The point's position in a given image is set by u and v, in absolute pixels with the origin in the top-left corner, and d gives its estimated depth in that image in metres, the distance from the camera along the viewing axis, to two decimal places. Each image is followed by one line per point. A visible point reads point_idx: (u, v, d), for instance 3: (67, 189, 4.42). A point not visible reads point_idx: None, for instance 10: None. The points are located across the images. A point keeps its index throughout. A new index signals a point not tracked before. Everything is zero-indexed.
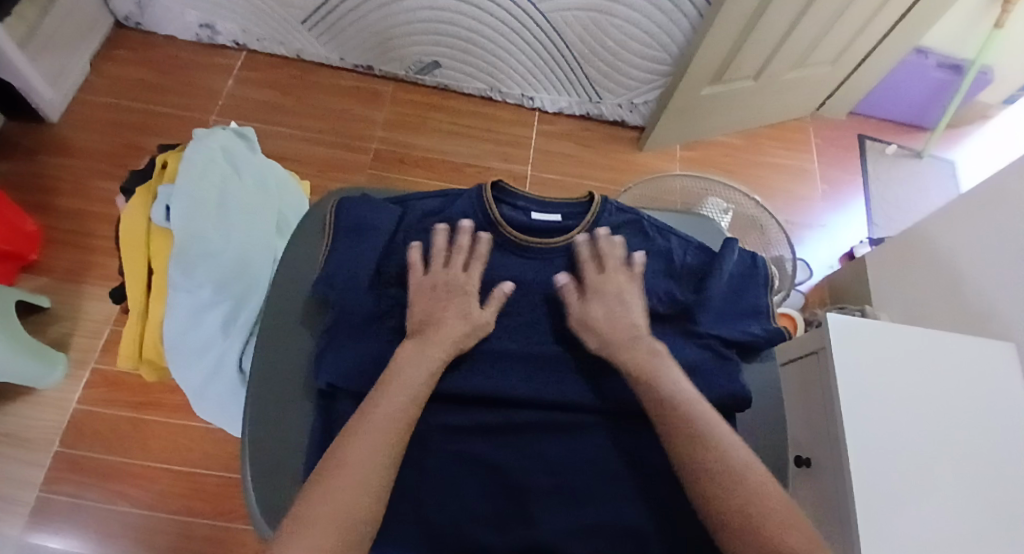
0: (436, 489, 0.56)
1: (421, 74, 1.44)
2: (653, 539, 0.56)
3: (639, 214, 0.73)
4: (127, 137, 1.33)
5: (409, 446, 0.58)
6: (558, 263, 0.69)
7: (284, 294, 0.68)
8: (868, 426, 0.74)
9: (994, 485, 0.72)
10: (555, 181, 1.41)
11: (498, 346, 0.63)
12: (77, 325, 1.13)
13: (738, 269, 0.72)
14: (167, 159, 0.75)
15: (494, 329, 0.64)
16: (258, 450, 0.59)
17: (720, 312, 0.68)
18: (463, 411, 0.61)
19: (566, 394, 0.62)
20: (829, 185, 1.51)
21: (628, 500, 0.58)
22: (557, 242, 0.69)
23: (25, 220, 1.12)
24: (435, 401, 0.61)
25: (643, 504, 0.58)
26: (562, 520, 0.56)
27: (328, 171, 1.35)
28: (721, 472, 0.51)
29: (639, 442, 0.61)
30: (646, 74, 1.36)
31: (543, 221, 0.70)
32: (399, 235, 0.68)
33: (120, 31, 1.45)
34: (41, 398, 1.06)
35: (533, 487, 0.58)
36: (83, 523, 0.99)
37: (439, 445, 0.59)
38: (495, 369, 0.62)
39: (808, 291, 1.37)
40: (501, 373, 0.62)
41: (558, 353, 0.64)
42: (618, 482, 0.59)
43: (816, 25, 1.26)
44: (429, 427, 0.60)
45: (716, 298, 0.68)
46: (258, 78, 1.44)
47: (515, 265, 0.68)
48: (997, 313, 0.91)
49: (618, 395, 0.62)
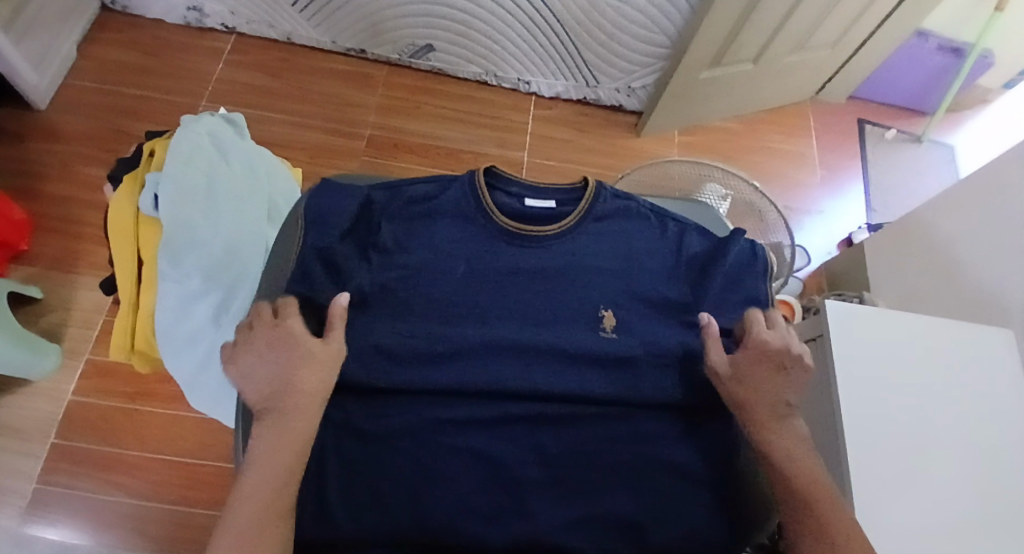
0: (433, 482, 0.56)
1: (415, 58, 1.42)
2: (647, 528, 0.58)
3: (635, 200, 0.70)
4: (115, 123, 1.30)
5: (400, 440, 0.57)
6: (551, 253, 0.66)
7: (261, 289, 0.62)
8: (867, 415, 0.74)
9: (990, 472, 0.72)
10: (551, 168, 1.39)
11: (490, 337, 0.62)
12: (68, 315, 1.12)
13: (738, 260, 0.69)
14: (154, 145, 0.73)
15: (486, 321, 0.63)
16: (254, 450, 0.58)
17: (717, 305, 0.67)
18: (453, 404, 0.60)
19: (561, 385, 0.61)
20: (828, 170, 1.50)
21: (624, 492, 0.59)
22: (549, 232, 0.67)
23: (13, 209, 1.10)
24: (423, 394, 0.60)
25: (638, 496, 0.59)
26: (554, 512, 0.57)
27: (322, 157, 1.33)
28: (807, 479, 0.52)
29: (636, 431, 0.61)
30: (644, 58, 1.34)
31: (539, 208, 0.68)
32: (383, 223, 0.65)
33: (106, 14, 1.42)
34: (33, 389, 1.06)
35: (527, 480, 0.58)
36: (79, 514, 0.98)
37: (432, 439, 0.58)
38: (486, 363, 0.61)
39: (807, 278, 1.36)
40: (492, 367, 0.61)
41: (551, 344, 0.63)
42: (613, 473, 0.60)
43: (817, 6, 1.24)
44: (421, 420, 0.58)
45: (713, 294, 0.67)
46: (248, 62, 1.41)
47: (509, 255, 0.66)
48: (996, 300, 0.91)
49: (616, 387, 0.62)
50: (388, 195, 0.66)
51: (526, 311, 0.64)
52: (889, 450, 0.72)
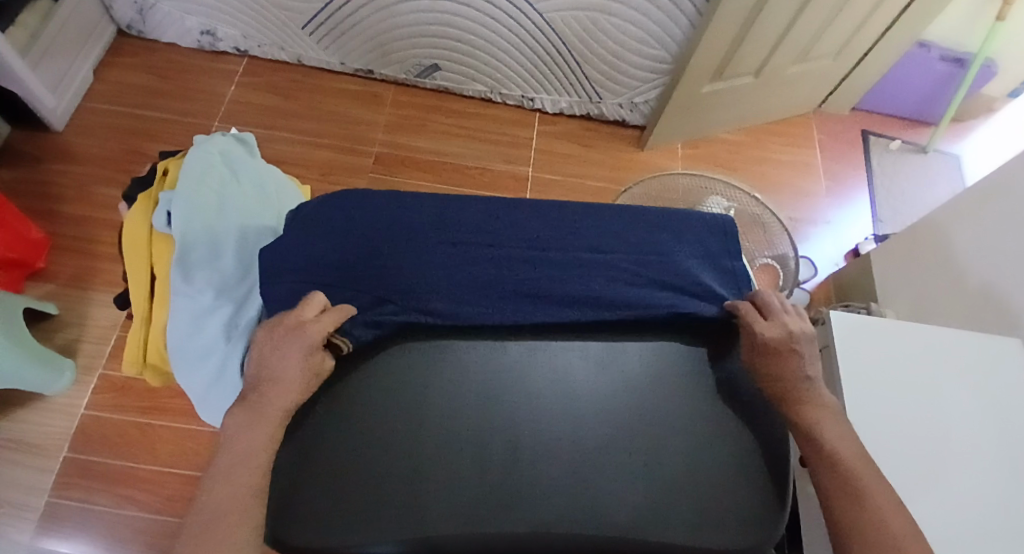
0: (499, 489, 0.53)
1: (421, 77, 1.45)
2: (709, 529, 0.54)
3: (490, 226, 0.69)
4: (132, 144, 1.34)
5: (494, 464, 0.55)
6: (461, 244, 0.67)
7: (366, 406, 0.57)
8: (881, 425, 0.72)
9: (1005, 483, 0.71)
10: (556, 182, 1.41)
11: (449, 247, 0.66)
12: (83, 332, 1.14)
13: (472, 242, 0.67)
14: (167, 166, 0.76)
15: (438, 246, 0.66)
16: (305, 458, 0.55)
17: (457, 251, 0.67)
18: (484, 377, 0.59)
19: (543, 359, 0.61)
20: (833, 181, 1.51)
21: (691, 495, 0.55)
22: (433, 244, 0.67)
23: (31, 228, 1.13)
24: (491, 427, 0.57)
25: (699, 508, 0.55)
26: (581, 510, 0.53)
27: (331, 174, 1.36)
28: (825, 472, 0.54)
29: (720, 442, 0.58)
30: (645, 73, 1.36)
31: (423, 231, 0.67)
32: (400, 248, 0.66)
33: (122, 39, 1.46)
34: (48, 404, 1.07)
35: (579, 483, 0.54)
36: (92, 528, 1.00)
37: (528, 467, 0.55)
38: (443, 250, 0.66)
39: (813, 289, 1.37)
40: (454, 250, 0.66)
41: (476, 256, 0.67)
42: (687, 479, 0.56)
43: (815, 21, 1.25)
44: (514, 452, 0.55)
45: (425, 242, 0.66)
46: (260, 82, 1.45)
47: (448, 249, 0.66)
48: (1005, 307, 0.90)
49: (587, 385, 0.60)
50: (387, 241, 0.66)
51: (464, 251, 0.67)
52: (902, 458, 0.71)
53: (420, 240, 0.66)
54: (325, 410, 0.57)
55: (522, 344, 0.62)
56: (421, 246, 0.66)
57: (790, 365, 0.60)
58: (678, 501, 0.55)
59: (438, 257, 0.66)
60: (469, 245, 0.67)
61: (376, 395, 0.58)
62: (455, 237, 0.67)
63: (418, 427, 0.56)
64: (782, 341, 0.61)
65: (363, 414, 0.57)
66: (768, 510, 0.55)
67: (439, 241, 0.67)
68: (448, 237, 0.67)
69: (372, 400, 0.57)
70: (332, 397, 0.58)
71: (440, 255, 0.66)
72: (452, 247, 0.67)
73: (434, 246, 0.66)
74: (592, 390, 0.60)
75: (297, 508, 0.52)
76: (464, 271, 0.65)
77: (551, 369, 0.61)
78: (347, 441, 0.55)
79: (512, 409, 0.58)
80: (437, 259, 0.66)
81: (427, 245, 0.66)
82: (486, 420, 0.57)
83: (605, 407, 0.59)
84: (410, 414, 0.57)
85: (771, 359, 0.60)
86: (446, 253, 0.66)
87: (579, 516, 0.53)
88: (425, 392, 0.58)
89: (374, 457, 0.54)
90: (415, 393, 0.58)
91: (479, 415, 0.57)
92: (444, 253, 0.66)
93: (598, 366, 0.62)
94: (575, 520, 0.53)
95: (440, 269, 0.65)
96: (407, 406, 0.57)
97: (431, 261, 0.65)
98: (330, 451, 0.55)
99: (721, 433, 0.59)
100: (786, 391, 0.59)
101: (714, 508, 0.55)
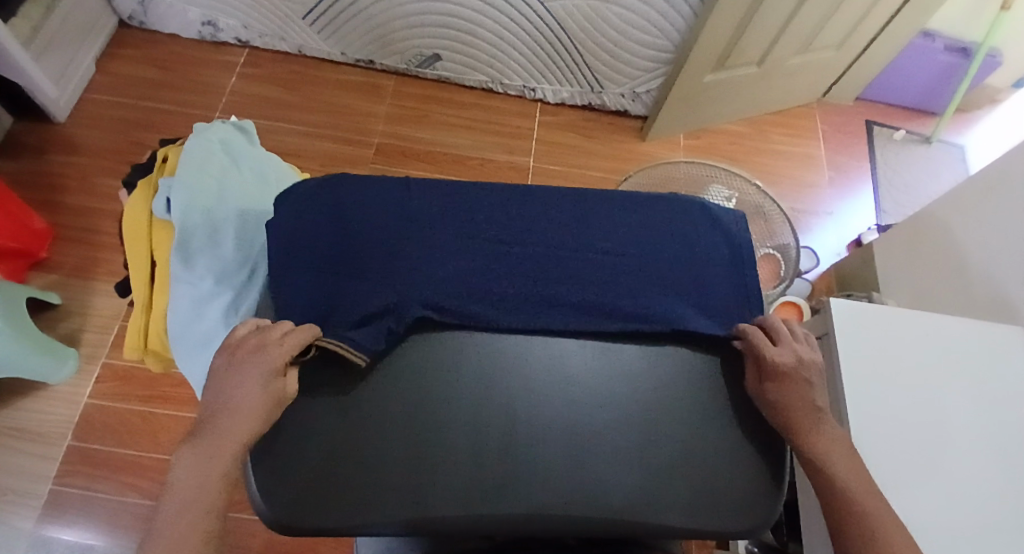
0: (493, 474, 0.53)
1: (422, 67, 1.44)
2: (705, 516, 0.53)
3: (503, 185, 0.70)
4: (133, 135, 1.34)
5: (492, 450, 0.54)
6: (469, 205, 0.68)
7: (358, 386, 0.57)
8: (879, 413, 0.72)
9: (1006, 473, 0.70)
10: (557, 173, 1.41)
11: (456, 208, 0.68)
12: (86, 321, 1.14)
13: (482, 191, 0.69)
14: (167, 153, 0.76)
15: (444, 207, 0.68)
16: (294, 430, 0.54)
17: (461, 205, 0.68)
18: (481, 361, 0.60)
19: (539, 342, 0.62)
20: (836, 171, 1.50)
21: (686, 481, 0.55)
22: (441, 204, 0.68)
23: (33, 218, 1.14)
24: (489, 412, 0.57)
25: (696, 495, 0.54)
26: (578, 496, 0.53)
27: (332, 164, 1.36)
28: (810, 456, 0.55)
29: (717, 430, 0.58)
30: (647, 63, 1.35)
31: (431, 192, 0.68)
32: (407, 210, 0.67)
33: (124, 30, 1.46)
34: (52, 392, 1.08)
35: (575, 469, 0.54)
36: (95, 515, 1.00)
37: (524, 454, 0.54)
38: (448, 209, 0.67)
39: (815, 279, 1.36)
40: (458, 207, 0.68)
41: (475, 218, 0.67)
42: (683, 466, 0.56)
43: (819, 9, 1.24)
44: (512, 437, 0.55)
45: (434, 194, 0.68)
46: (260, 73, 1.45)
47: (452, 204, 0.68)
48: (1008, 297, 0.89)
49: (584, 370, 0.61)
50: (394, 208, 0.67)
51: (468, 198, 0.69)
52: (903, 444, 0.70)
53: (429, 193, 0.68)
54: (321, 384, 0.57)
55: (521, 329, 0.62)
56: (428, 211, 0.67)
57: (801, 394, 0.57)
58: (675, 489, 0.54)
59: (444, 211, 0.67)
60: (476, 197, 0.69)
61: (374, 371, 0.58)
62: (467, 192, 0.69)
63: (415, 411, 0.56)
64: (790, 372, 0.58)
65: (356, 394, 0.57)
66: (760, 499, 0.55)
67: (445, 201, 0.68)
68: (454, 191, 0.69)
69: (362, 379, 0.58)
70: (325, 367, 0.58)
71: (445, 208, 0.68)
72: (457, 205, 0.68)
73: (440, 200, 0.68)
74: (588, 378, 0.60)
75: (282, 478, 0.52)
76: (464, 220, 0.67)
77: (548, 351, 0.61)
78: (338, 419, 0.55)
79: (508, 393, 0.58)
80: (442, 218, 0.67)
81: (435, 195, 0.68)
82: (483, 403, 0.57)
83: (601, 394, 0.59)
84: (406, 400, 0.57)
85: (779, 380, 0.58)
86: (451, 205, 0.68)
87: (576, 500, 0.52)
88: (421, 376, 0.58)
89: (367, 439, 0.54)
90: (412, 378, 0.58)
91: (477, 398, 0.57)
92: (454, 201, 0.68)
93: (596, 351, 0.62)
94: (573, 503, 0.52)
95: (442, 223, 0.66)
96: (400, 392, 0.57)
97: (435, 217, 0.67)
98: (322, 427, 0.54)
99: (717, 420, 0.59)
100: (799, 420, 0.56)
101: (711, 494, 0.54)
